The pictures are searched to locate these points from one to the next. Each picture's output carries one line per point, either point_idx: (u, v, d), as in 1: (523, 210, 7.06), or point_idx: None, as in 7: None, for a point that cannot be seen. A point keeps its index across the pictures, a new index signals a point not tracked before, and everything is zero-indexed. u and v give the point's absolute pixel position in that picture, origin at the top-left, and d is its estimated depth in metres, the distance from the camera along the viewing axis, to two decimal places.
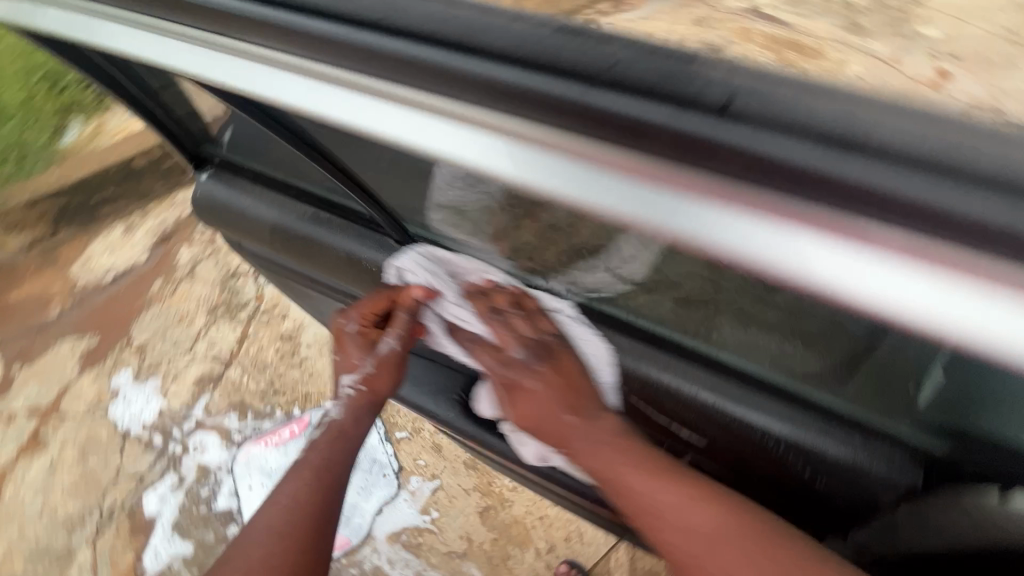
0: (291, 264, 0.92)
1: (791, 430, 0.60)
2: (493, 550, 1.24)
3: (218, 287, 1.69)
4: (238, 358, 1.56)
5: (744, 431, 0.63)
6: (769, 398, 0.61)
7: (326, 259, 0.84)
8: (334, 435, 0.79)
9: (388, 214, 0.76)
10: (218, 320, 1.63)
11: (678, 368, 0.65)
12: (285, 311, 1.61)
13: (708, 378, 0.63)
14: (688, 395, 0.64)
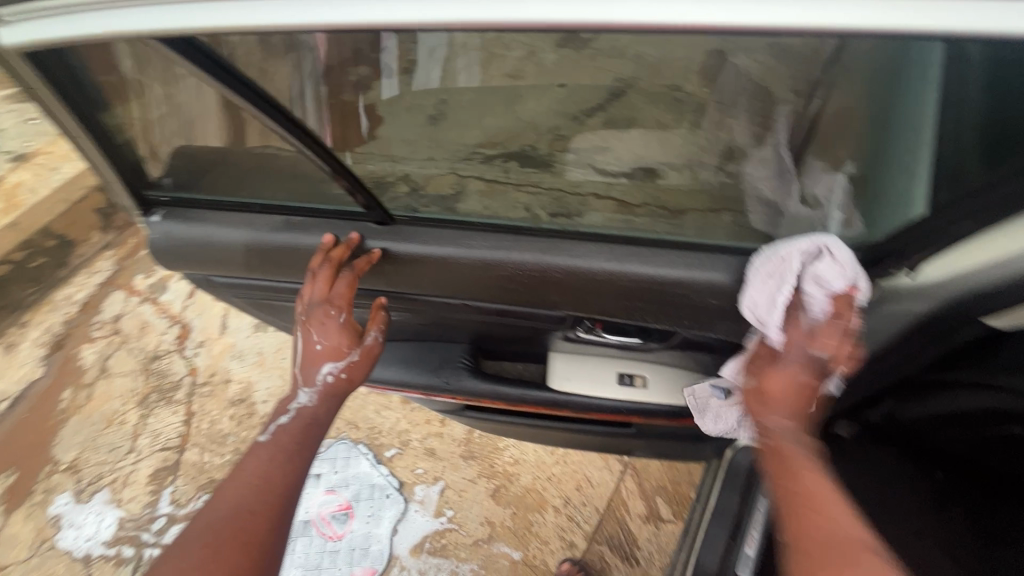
0: (274, 282, 0.86)
1: None
2: (516, 524, 1.28)
3: (141, 375, 1.55)
4: (192, 439, 1.46)
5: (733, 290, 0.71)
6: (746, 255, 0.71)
7: (314, 262, 0.80)
8: (307, 423, 0.81)
9: (368, 194, 0.76)
10: (154, 409, 1.51)
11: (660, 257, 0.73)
12: (228, 376, 1.54)
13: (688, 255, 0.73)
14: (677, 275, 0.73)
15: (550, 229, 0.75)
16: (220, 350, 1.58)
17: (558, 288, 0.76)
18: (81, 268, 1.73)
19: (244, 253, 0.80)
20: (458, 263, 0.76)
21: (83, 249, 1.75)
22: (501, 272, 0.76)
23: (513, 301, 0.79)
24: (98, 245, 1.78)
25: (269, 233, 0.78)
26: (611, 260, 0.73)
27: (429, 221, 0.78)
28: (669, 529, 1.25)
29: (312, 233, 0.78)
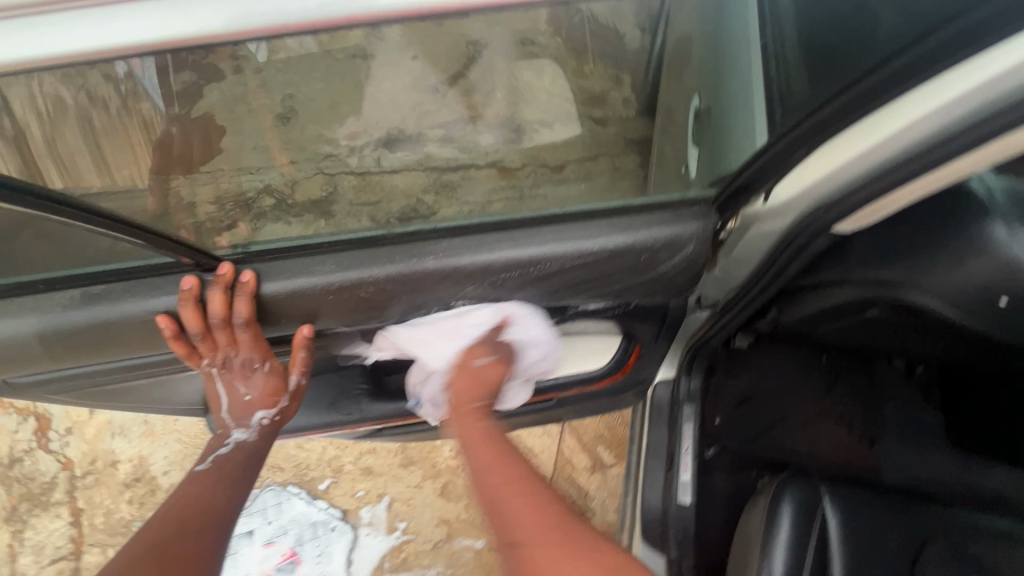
0: (94, 363, 0.71)
1: (676, 227, 0.64)
2: (472, 514, 1.26)
3: (2, 487, 1.31)
4: (89, 538, 1.27)
5: (636, 255, 0.65)
6: (636, 212, 0.65)
7: (136, 334, 0.66)
8: (247, 458, 0.83)
9: (179, 244, 0.63)
10: (30, 519, 1.29)
11: (554, 233, 0.64)
12: (112, 459, 1.33)
13: (583, 226, 0.64)
14: (576, 252, 0.63)
15: (404, 235, 0.65)
16: (96, 431, 1.35)
17: (437, 295, 0.66)
18: None
19: (42, 343, 0.64)
20: (307, 292, 0.64)
21: None
22: (361, 292, 0.64)
23: (392, 318, 0.70)
24: None
25: (61, 313, 0.62)
26: (475, 254, 0.64)
27: (275, 253, 0.65)
28: (614, 472, 1.30)
29: (117, 301, 0.62)
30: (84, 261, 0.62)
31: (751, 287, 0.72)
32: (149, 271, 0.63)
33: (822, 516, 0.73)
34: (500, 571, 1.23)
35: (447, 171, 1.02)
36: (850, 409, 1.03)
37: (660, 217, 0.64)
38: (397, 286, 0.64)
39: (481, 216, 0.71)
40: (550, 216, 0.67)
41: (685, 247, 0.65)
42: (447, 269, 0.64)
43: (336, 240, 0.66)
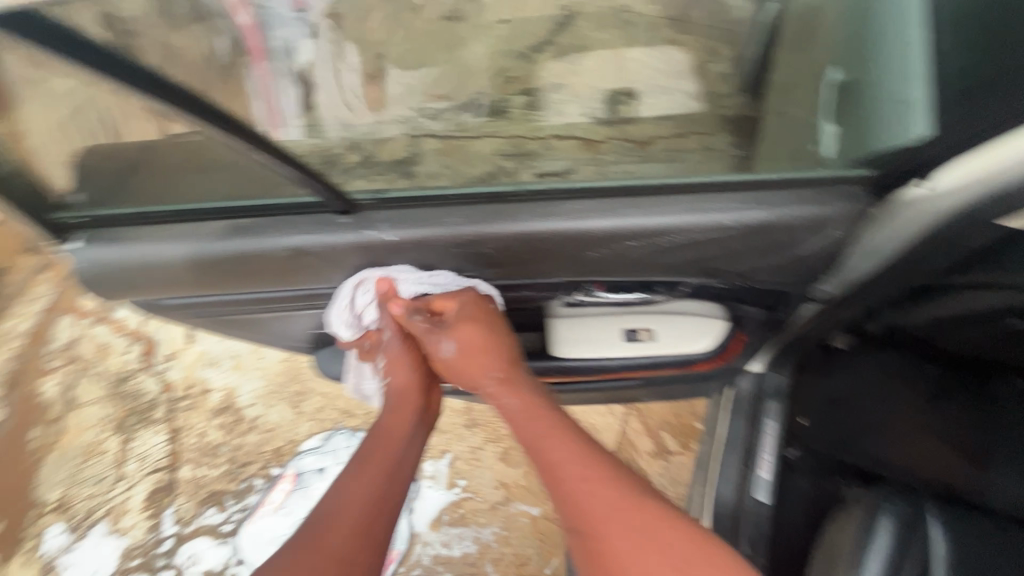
0: (245, 292, 0.78)
1: (819, 209, 0.62)
2: (531, 481, 1.29)
3: (112, 400, 1.46)
4: (183, 455, 1.39)
5: (770, 236, 0.64)
6: (778, 187, 0.63)
7: (268, 270, 0.71)
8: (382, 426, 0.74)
9: (322, 181, 0.65)
10: (134, 433, 1.42)
11: (689, 204, 0.63)
12: (206, 386, 1.46)
13: (719, 197, 0.63)
14: (710, 226, 0.63)
15: (530, 192, 0.66)
16: (193, 360, 1.49)
17: (552, 255, 0.67)
18: (16, 298, 1.56)
19: (185, 267, 0.71)
20: (436, 244, 0.66)
21: (15, 277, 1.57)
22: (483, 246, 0.66)
23: (507, 273, 0.72)
24: (31, 268, 1.60)
25: (205, 242, 0.69)
26: (602, 217, 0.63)
27: (400, 201, 0.67)
28: (678, 460, 1.28)
29: (256, 235, 0.67)
30: (239, 191, 0.68)
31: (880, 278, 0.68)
32: (291, 209, 0.67)
33: (925, 533, 0.69)
34: (555, 540, 1.24)
35: (532, 142, 1.02)
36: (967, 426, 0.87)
37: (800, 195, 0.62)
38: (521, 246, 0.66)
39: (605, 181, 0.71)
40: (683, 182, 0.65)
41: (826, 230, 0.64)
42: (570, 231, 0.64)
43: (466, 192, 0.68)
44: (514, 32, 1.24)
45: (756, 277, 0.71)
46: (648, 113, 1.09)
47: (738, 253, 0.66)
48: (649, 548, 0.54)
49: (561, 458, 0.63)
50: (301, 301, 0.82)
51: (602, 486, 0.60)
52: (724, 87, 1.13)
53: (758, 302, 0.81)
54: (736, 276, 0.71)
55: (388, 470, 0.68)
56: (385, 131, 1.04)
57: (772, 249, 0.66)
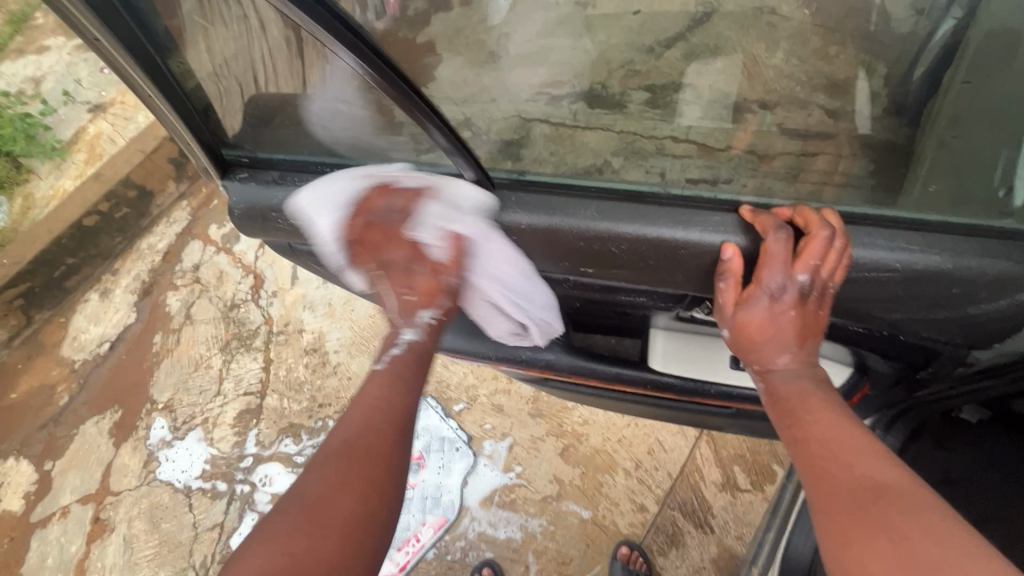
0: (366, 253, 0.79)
1: (1016, 267, 0.55)
2: (586, 484, 1.27)
3: (222, 323, 1.61)
4: (272, 385, 1.52)
5: (948, 288, 0.57)
6: (964, 237, 0.57)
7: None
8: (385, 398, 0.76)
9: (470, 155, 0.65)
10: (235, 355, 1.57)
11: (853, 237, 0.58)
12: (300, 327, 1.58)
13: (891, 236, 0.58)
14: (876, 264, 0.58)
15: (672, 196, 0.64)
16: (292, 301, 1.61)
17: (685, 269, 0.63)
18: (160, 218, 1.77)
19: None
20: (568, 238, 0.64)
21: (161, 199, 1.77)
22: (612, 247, 0.63)
23: (628, 280, 0.67)
24: (174, 194, 1.80)
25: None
26: (748, 235, 0.60)
27: (536, 186, 0.67)
28: (746, 498, 1.21)
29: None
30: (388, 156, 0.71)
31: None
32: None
33: None
34: (600, 548, 1.22)
35: (644, 140, 0.98)
36: None
37: (992, 249, 0.56)
38: (657, 251, 0.62)
39: (740, 198, 0.69)
40: (846, 215, 0.61)
41: (1015, 293, 0.56)
42: (713, 245, 0.61)
43: (604, 189, 0.67)
44: (648, 20, 1.19)
45: (911, 331, 0.63)
46: (780, 127, 1.00)
47: (901, 301, 0.59)
48: (884, 536, 0.49)
49: (815, 432, 0.60)
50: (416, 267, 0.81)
51: (860, 467, 0.55)
52: (872, 107, 1.00)
53: (898, 359, 0.71)
54: (885, 326, 0.64)
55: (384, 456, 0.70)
56: (497, 110, 1.04)
57: (945, 303, 0.58)
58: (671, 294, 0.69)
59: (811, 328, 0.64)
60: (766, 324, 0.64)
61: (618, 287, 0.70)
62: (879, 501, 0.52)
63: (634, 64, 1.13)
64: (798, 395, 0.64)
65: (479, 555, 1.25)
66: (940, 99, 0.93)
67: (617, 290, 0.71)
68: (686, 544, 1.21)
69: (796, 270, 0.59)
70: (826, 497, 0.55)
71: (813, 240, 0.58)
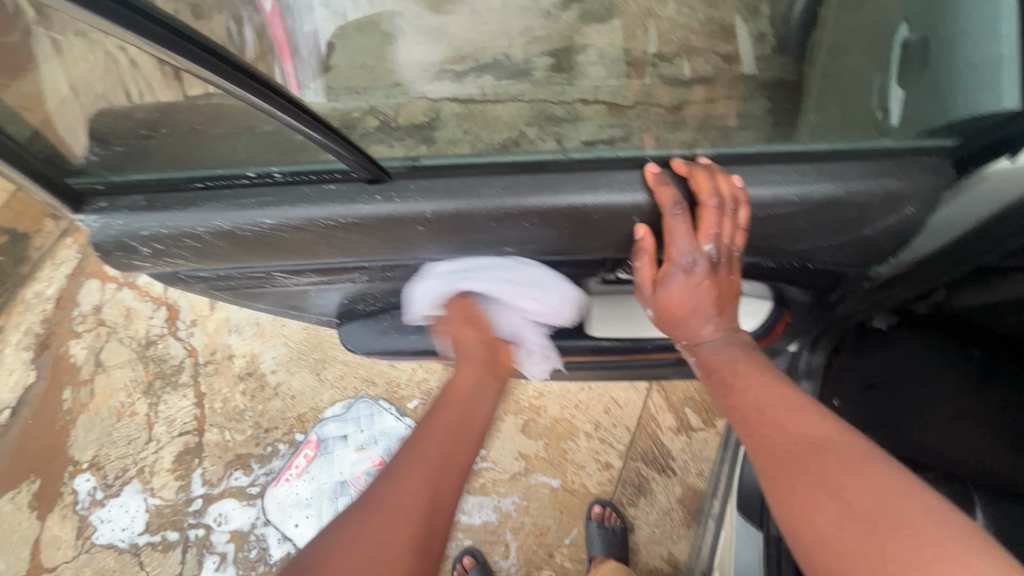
0: (264, 268, 0.73)
1: (898, 184, 0.59)
2: (551, 453, 1.28)
3: (139, 364, 1.48)
4: (210, 419, 1.42)
5: (846, 213, 0.60)
6: (853, 163, 0.60)
7: (299, 244, 0.66)
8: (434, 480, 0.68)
9: (355, 146, 0.61)
10: (161, 396, 1.45)
11: (749, 179, 0.60)
12: (228, 353, 1.47)
13: (791, 172, 0.59)
14: (778, 202, 0.60)
15: (573, 161, 0.63)
16: (215, 327, 1.50)
17: (601, 232, 0.63)
18: (42, 261, 1.57)
19: (208, 240, 0.65)
20: (473, 218, 0.61)
21: (39, 240, 1.58)
22: (525, 222, 0.61)
23: (544, 251, 0.67)
24: (55, 232, 1.61)
25: (230, 214, 0.63)
26: (657, 190, 0.61)
27: (434, 170, 0.64)
28: (700, 436, 1.27)
29: (288, 205, 0.62)
30: (270, 160, 0.64)
31: (953, 253, 0.67)
32: (327, 177, 0.62)
33: None
34: (574, 512, 1.25)
35: (556, 106, 0.96)
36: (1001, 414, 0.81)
37: (877, 170, 0.59)
38: (568, 220, 0.61)
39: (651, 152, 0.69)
40: (742, 157, 0.63)
41: (902, 208, 0.60)
42: (625, 206, 0.60)
43: (508, 164, 0.65)
44: None
45: (816, 259, 0.68)
46: (681, 76, 1.02)
47: (806, 231, 0.63)
48: (828, 495, 0.51)
49: (749, 399, 0.64)
50: (323, 276, 0.76)
51: (795, 427, 0.58)
52: (762, 49, 1.05)
53: (809, 286, 0.76)
54: (794, 257, 0.68)
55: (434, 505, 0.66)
56: (399, 95, 1.00)
57: (846, 228, 0.62)
58: (594, 260, 0.70)
59: (726, 295, 0.68)
60: (686, 296, 0.67)
61: (541, 261, 0.70)
62: (818, 454, 0.54)
63: (531, 31, 1.11)
64: (729, 361, 0.68)
65: (458, 545, 1.25)
66: (820, 31, 0.98)
67: (538, 266, 0.71)
68: (652, 491, 1.26)
69: (700, 242, 0.62)
70: (775, 463, 0.57)
71: (706, 211, 0.59)
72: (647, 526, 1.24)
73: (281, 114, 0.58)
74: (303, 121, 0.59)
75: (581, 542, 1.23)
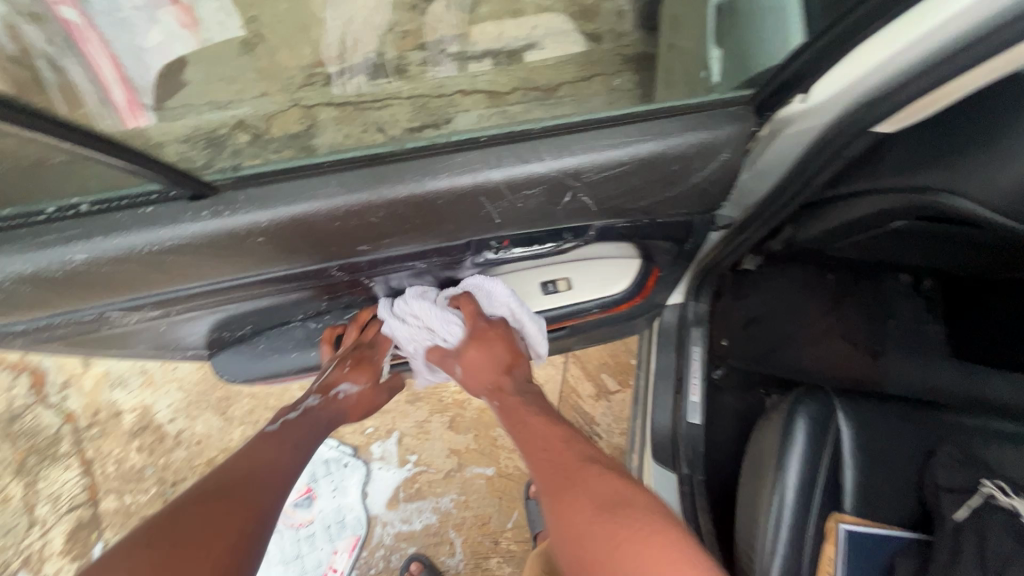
0: (91, 308, 0.66)
1: (712, 134, 0.62)
2: (482, 444, 1.29)
3: (6, 442, 1.30)
4: (103, 486, 1.28)
5: (673, 167, 0.63)
6: (672, 117, 0.62)
7: (125, 277, 0.60)
8: (265, 464, 0.70)
9: (164, 165, 0.56)
10: (39, 471, 1.28)
11: (581, 142, 0.60)
12: (114, 410, 1.32)
13: (621, 131, 0.61)
14: (606, 163, 0.61)
15: (414, 149, 0.61)
16: (94, 383, 1.33)
17: (454, 217, 0.63)
18: None
19: (10, 288, 0.58)
20: (316, 221, 0.59)
21: None
22: (373, 217, 0.60)
23: (403, 244, 0.66)
24: None
25: (30, 255, 0.56)
26: (499, 169, 0.59)
27: (264, 176, 0.59)
28: (619, 397, 1.32)
29: (99, 237, 0.56)
30: (71, 190, 0.58)
31: (774, 197, 0.73)
32: (143, 201, 0.57)
33: (833, 431, 0.77)
34: (513, 495, 1.27)
35: (435, 100, 0.95)
36: (854, 326, 1.06)
37: (692, 122, 0.61)
38: (420, 211, 0.61)
39: (498, 128, 0.67)
40: (577, 123, 0.63)
41: (720, 155, 0.64)
42: (467, 188, 0.60)
43: (351, 160, 0.62)
44: None
45: (661, 214, 0.71)
46: (549, 59, 1.04)
47: (642, 187, 0.65)
48: None
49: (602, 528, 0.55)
50: (168, 308, 0.69)
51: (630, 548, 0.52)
52: (623, 25, 1.08)
53: (669, 237, 0.81)
54: (641, 214, 0.71)
55: (264, 487, 0.66)
56: (259, 106, 0.94)
57: (674, 181, 0.65)
58: (458, 245, 0.70)
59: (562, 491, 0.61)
60: (483, 363, 0.83)
61: (405, 253, 0.68)
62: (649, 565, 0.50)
63: (396, 28, 1.08)
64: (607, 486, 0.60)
65: (403, 554, 1.23)
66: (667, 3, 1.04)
67: (404, 257, 0.69)
68: None
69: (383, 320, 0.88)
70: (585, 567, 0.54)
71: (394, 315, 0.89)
72: None
73: (77, 143, 0.53)
74: (106, 149, 0.54)
75: (523, 522, 1.25)
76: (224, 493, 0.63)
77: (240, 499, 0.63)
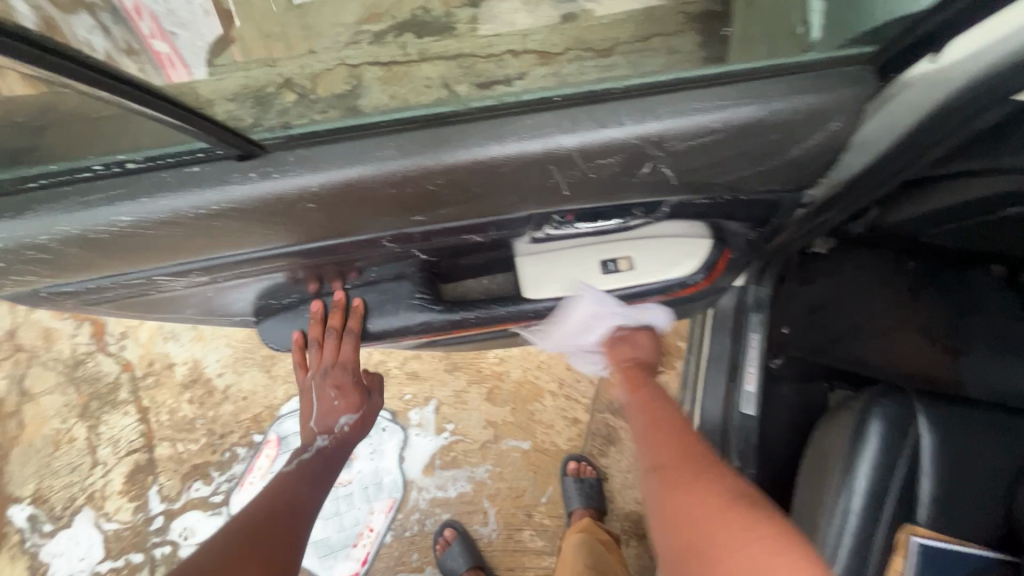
0: (138, 271, 0.66)
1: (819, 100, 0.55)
2: (519, 418, 1.28)
3: (70, 386, 1.37)
4: (157, 434, 1.34)
5: (766, 138, 0.57)
6: (768, 78, 0.55)
7: (170, 240, 0.59)
8: (289, 499, 0.79)
9: (211, 120, 0.53)
10: (99, 416, 1.35)
11: (663, 106, 0.54)
12: (167, 363, 1.37)
13: (707, 94, 0.54)
14: (684, 131, 0.55)
15: (474, 110, 0.57)
16: (149, 335, 1.39)
17: (515, 187, 0.59)
18: None
19: (58, 248, 0.59)
20: (367, 185, 0.56)
21: None
22: (428, 184, 0.57)
23: (460, 215, 0.62)
24: None
25: (78, 214, 0.56)
26: (571, 133, 0.54)
27: (315, 136, 0.56)
28: None
29: (144, 198, 0.55)
30: (119, 146, 0.56)
31: (872, 174, 0.65)
32: (188, 160, 0.55)
33: (914, 436, 0.71)
34: (548, 470, 1.26)
35: (483, 60, 0.89)
36: (935, 320, 0.92)
37: (788, 87, 0.54)
38: (479, 179, 0.57)
39: (565, 89, 0.61)
40: (651, 84, 0.57)
41: (827, 124, 0.57)
42: (534, 155, 0.55)
43: (397, 119, 0.57)
44: None
45: (748, 189, 0.65)
46: (612, 16, 0.95)
47: (730, 160, 0.59)
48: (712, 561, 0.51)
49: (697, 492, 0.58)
50: (213, 272, 0.68)
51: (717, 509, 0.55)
52: None
53: (748, 216, 0.75)
54: (724, 190, 0.65)
55: (291, 522, 0.75)
56: (307, 64, 0.90)
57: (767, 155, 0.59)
58: (518, 219, 0.66)
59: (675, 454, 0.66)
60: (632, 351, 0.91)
61: (460, 226, 0.65)
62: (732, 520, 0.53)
63: None
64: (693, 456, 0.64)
65: (437, 520, 1.25)
66: None
67: (459, 229, 0.66)
68: (621, 439, 1.27)
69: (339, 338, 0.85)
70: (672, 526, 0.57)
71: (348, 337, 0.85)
72: (619, 472, 1.27)
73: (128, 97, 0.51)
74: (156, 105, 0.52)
75: (557, 498, 1.24)
76: (259, 530, 0.70)
77: (270, 533, 0.71)
